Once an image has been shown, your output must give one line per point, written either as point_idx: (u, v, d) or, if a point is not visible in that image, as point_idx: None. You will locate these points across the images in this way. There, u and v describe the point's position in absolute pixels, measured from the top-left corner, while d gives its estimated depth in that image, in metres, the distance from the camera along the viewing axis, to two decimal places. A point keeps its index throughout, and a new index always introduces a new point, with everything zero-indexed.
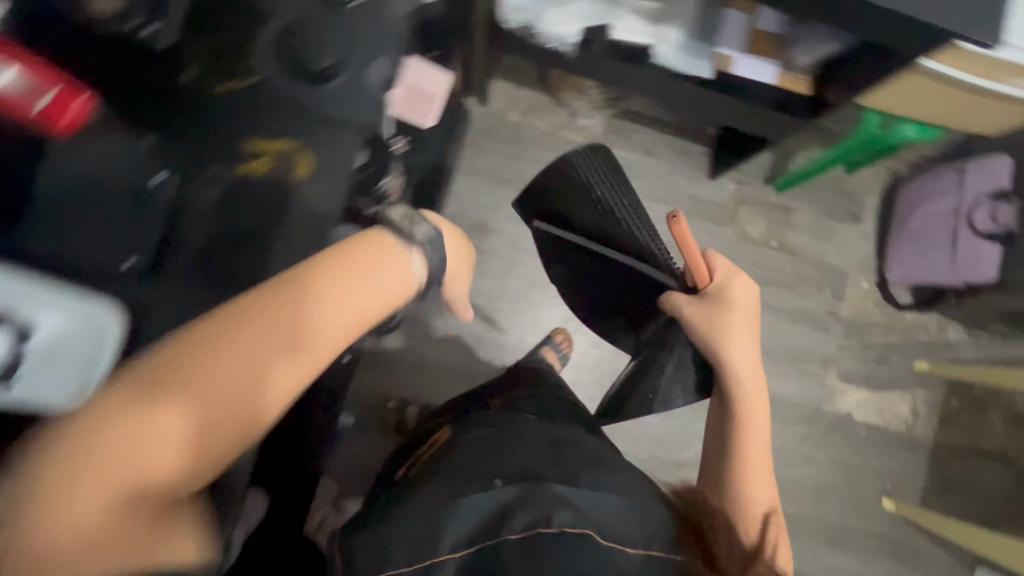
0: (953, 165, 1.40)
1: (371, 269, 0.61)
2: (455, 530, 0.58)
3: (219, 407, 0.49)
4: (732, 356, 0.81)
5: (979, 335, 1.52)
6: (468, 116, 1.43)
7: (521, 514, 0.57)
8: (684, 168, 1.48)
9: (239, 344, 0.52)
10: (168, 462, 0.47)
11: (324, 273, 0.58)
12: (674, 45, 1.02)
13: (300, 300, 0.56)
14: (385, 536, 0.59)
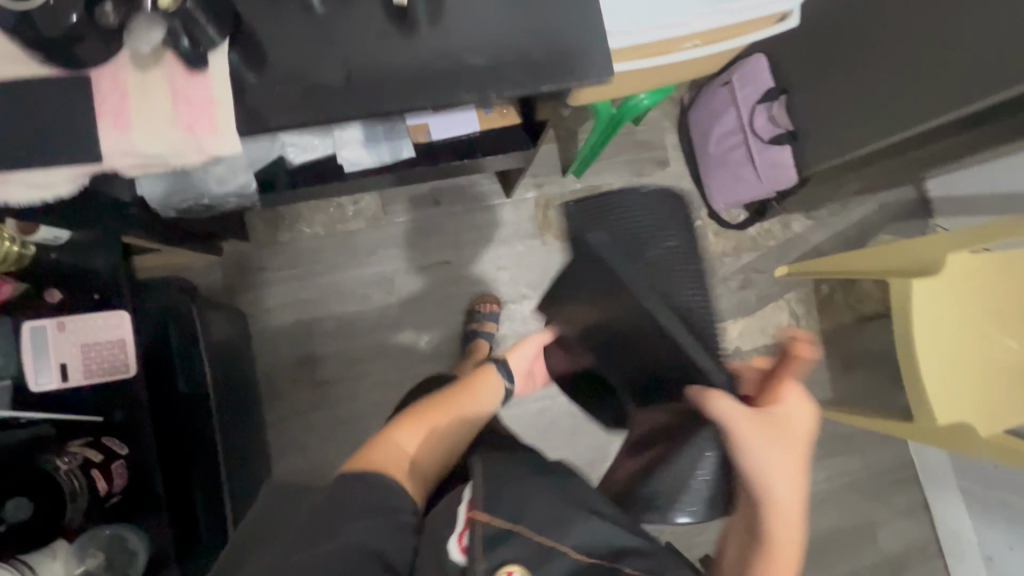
0: (720, 80, 1.34)
1: (483, 401, 0.83)
2: (580, 538, 0.56)
3: (431, 455, 0.71)
4: (771, 482, 0.62)
5: (820, 215, 1.52)
6: (238, 258, 1.31)
7: (637, 559, 0.56)
8: (479, 199, 1.40)
9: (443, 416, 0.76)
10: (408, 471, 0.66)
11: (467, 393, 0.82)
12: (357, 144, 0.91)
13: (473, 404, 0.81)
14: (519, 500, 0.57)
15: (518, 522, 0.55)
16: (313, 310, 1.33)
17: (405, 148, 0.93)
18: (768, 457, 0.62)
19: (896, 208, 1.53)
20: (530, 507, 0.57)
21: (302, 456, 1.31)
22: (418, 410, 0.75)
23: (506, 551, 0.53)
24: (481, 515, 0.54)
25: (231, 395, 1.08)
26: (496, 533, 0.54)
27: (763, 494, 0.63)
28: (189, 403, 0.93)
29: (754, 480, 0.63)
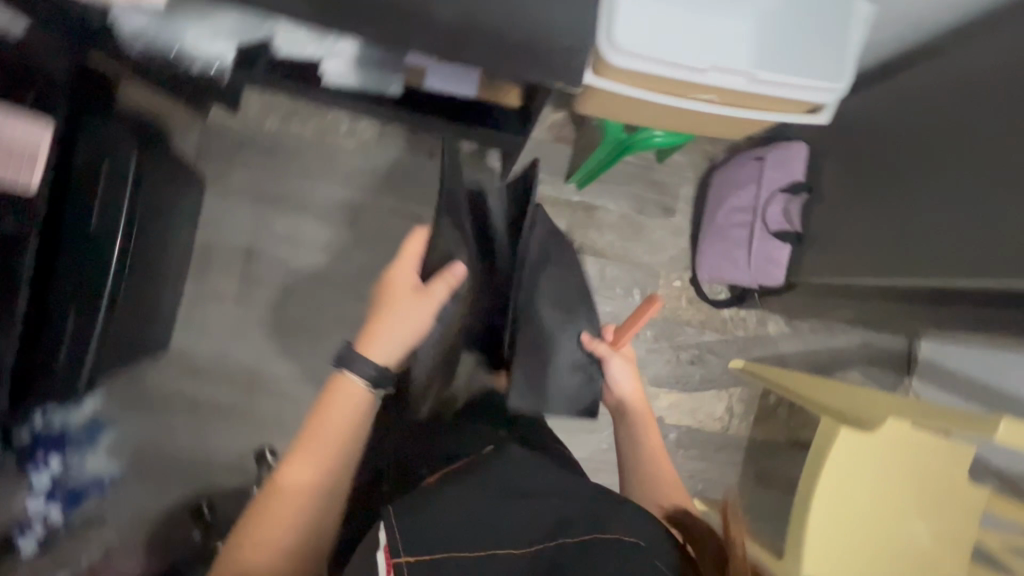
0: (755, 153, 1.28)
1: (332, 421, 0.74)
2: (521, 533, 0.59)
3: (292, 541, 0.69)
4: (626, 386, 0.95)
5: (799, 326, 1.45)
6: (221, 128, 1.29)
7: (581, 524, 0.61)
8: (475, 170, 1.36)
9: (289, 502, 0.69)
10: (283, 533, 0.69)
11: (307, 442, 0.72)
12: (348, 59, 0.87)
13: (322, 442, 0.73)
14: (439, 521, 0.57)
15: (447, 547, 0.56)
16: (271, 207, 1.31)
17: (394, 85, 0.90)
18: (624, 378, 0.95)
19: (878, 352, 1.45)
20: (442, 529, 0.57)
21: (205, 338, 1.30)
22: (255, 525, 0.69)
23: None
24: (405, 557, 0.54)
25: (146, 248, 1.07)
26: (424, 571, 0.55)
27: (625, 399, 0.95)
28: (92, 239, 0.92)
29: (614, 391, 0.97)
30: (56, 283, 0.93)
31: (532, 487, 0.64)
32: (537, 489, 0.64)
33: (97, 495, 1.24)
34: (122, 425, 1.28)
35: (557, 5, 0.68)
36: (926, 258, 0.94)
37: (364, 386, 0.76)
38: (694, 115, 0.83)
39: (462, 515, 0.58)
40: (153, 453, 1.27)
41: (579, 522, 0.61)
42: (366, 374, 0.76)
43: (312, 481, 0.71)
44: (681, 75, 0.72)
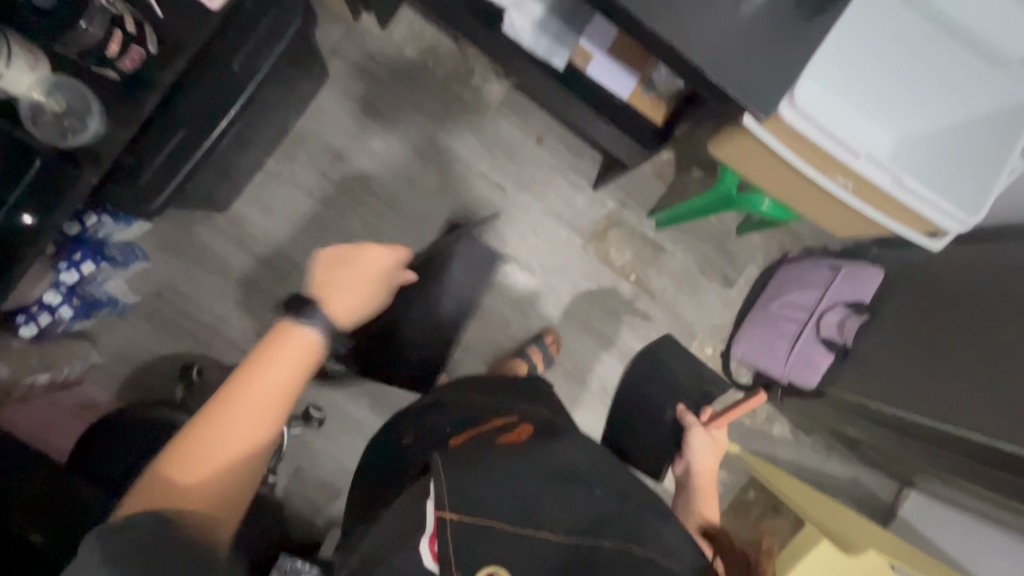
0: (831, 261, 1.31)
1: (264, 366, 0.63)
2: (559, 519, 0.66)
3: (217, 481, 0.58)
4: (698, 457, 1.19)
5: (802, 438, 1.47)
6: (364, 35, 1.33)
7: (613, 530, 0.66)
8: (571, 171, 1.39)
9: (215, 440, 0.59)
10: (211, 474, 0.58)
11: (246, 381, 0.62)
12: (529, 17, 0.90)
13: (250, 391, 0.61)
14: (482, 490, 0.65)
15: (485, 516, 0.64)
16: (375, 124, 1.34)
17: (558, 58, 0.93)
18: (704, 454, 1.21)
19: (863, 492, 1.46)
20: (490, 497, 0.65)
21: (264, 214, 1.31)
22: (173, 454, 0.58)
23: (482, 548, 0.63)
24: (449, 514, 0.63)
25: (261, 108, 1.10)
26: (466, 530, 0.63)
27: (695, 468, 1.17)
28: (229, 77, 0.96)
29: (687, 456, 1.21)
30: (178, 103, 0.95)
31: (574, 479, 0.71)
32: (576, 481, 0.71)
33: (106, 311, 1.22)
34: (155, 260, 1.28)
35: (771, 39, 0.69)
36: (968, 413, 0.97)
37: (315, 334, 0.66)
38: (817, 195, 0.88)
39: (512, 489, 0.67)
40: (171, 298, 1.29)
41: (608, 522, 0.67)
42: (317, 327, 0.67)
43: (241, 431, 0.60)
44: (840, 152, 0.75)
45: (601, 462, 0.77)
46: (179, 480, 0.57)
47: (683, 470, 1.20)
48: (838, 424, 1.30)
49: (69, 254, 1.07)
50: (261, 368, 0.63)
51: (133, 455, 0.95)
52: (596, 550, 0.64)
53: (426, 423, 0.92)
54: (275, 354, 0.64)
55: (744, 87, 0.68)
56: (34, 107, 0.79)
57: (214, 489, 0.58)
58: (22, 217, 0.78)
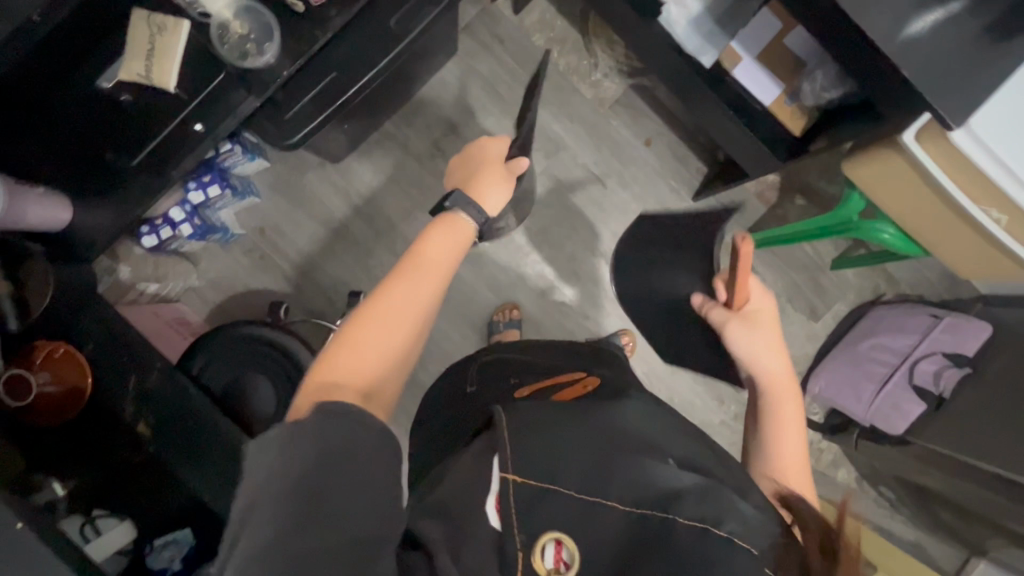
0: (933, 310, 1.27)
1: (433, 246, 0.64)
2: (634, 484, 0.52)
3: (394, 356, 0.57)
4: (764, 360, 0.72)
5: (867, 490, 1.42)
6: (497, 17, 1.37)
7: (694, 502, 0.50)
8: (674, 177, 1.39)
9: (387, 316, 0.57)
10: (382, 359, 0.56)
11: (420, 261, 0.62)
12: (687, 14, 0.92)
13: (421, 270, 0.61)
14: (553, 449, 0.54)
15: (552, 478, 0.52)
16: (493, 103, 1.37)
17: (707, 57, 0.94)
18: (760, 354, 0.73)
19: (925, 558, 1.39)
20: (558, 459, 0.53)
21: (372, 172, 1.36)
22: (343, 346, 0.55)
23: (547, 513, 0.51)
24: (512, 476, 0.51)
25: (400, 67, 1.15)
26: (528, 495, 0.51)
27: (759, 374, 0.72)
28: (388, 31, 1.01)
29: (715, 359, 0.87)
30: (335, 48, 1.00)
31: (648, 444, 0.56)
32: (649, 447, 0.56)
33: (217, 239, 1.29)
34: (265, 199, 1.34)
35: (967, 52, 0.68)
36: None
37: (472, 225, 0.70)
38: (952, 216, 0.84)
39: (586, 459, 0.54)
40: (271, 237, 1.33)
41: (695, 497, 0.50)
42: (476, 220, 0.71)
43: (414, 300, 0.59)
44: (1009, 184, 0.74)
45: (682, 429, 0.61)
46: (356, 365, 0.54)
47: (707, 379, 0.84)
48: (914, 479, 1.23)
49: (200, 175, 1.16)
50: (424, 253, 0.63)
51: (233, 365, 1.00)
52: (665, 530, 0.49)
53: (494, 370, 0.91)
54: (434, 238, 0.66)
55: (932, 90, 0.67)
56: (223, 27, 0.83)
57: (382, 375, 0.56)
58: (193, 124, 0.85)
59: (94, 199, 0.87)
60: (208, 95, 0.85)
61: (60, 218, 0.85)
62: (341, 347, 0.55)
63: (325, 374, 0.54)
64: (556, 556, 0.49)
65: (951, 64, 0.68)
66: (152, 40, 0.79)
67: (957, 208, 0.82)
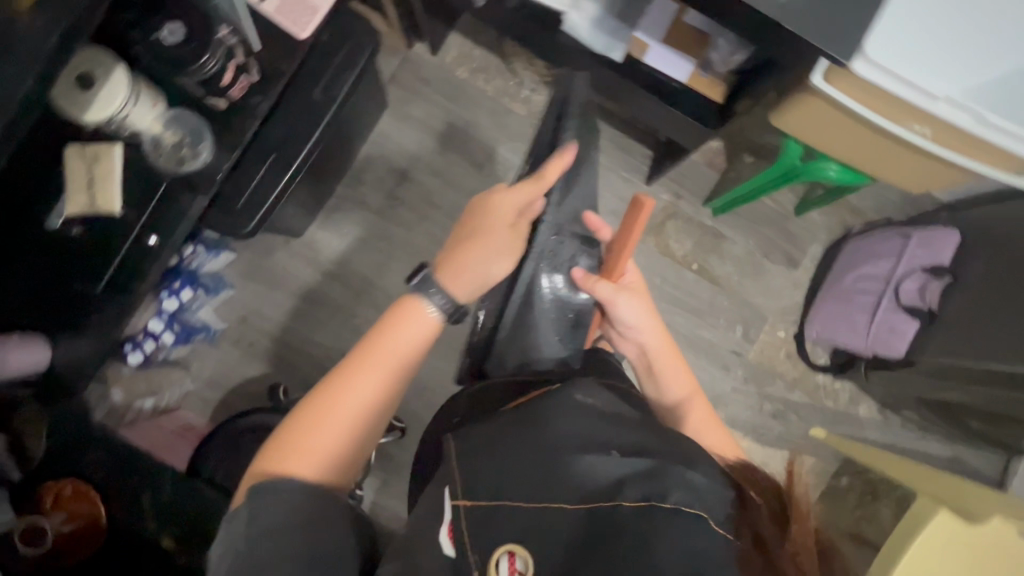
0: (901, 230, 1.30)
1: (395, 334, 0.70)
2: (579, 480, 0.54)
3: (353, 443, 0.65)
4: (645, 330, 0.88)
5: (891, 418, 1.42)
6: (418, 62, 1.42)
7: (638, 486, 0.52)
8: (623, 167, 1.43)
9: (342, 416, 0.64)
10: (339, 447, 0.63)
11: (376, 350, 0.68)
12: (587, 18, 0.96)
13: (378, 360, 0.68)
14: (498, 462, 0.56)
15: (501, 495, 0.54)
16: (435, 143, 1.41)
17: (617, 52, 0.98)
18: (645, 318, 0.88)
19: (966, 469, 1.39)
20: (502, 473, 0.55)
21: (336, 236, 1.38)
22: (302, 437, 0.62)
23: (501, 526, 0.52)
24: (462, 501, 0.54)
25: (334, 133, 1.18)
26: (478, 514, 0.53)
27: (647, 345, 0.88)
28: (313, 103, 1.04)
29: (631, 336, 0.89)
30: (268, 132, 1.04)
31: (593, 440, 0.58)
32: (595, 442, 0.57)
33: (202, 339, 1.30)
34: (239, 288, 1.35)
35: None
36: None
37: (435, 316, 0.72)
38: (877, 138, 0.88)
39: (533, 466, 0.55)
40: (254, 324, 1.35)
41: (636, 480, 0.53)
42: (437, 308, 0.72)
43: (370, 393, 0.66)
44: (917, 98, 0.77)
45: (627, 418, 0.63)
46: (315, 452, 0.62)
47: (637, 353, 0.90)
48: (934, 394, 1.24)
49: (170, 283, 1.20)
50: (386, 342, 0.69)
51: (240, 461, 1.00)
52: (602, 515, 0.51)
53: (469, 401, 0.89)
54: (394, 324, 0.70)
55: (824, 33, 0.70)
56: (155, 141, 0.87)
57: (340, 459, 0.63)
58: (148, 237, 0.87)
59: (67, 334, 0.88)
60: (156, 210, 0.87)
61: (38, 359, 0.85)
62: (300, 431, 0.63)
63: (284, 461, 0.61)
64: (510, 567, 0.51)
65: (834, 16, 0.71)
66: (91, 172, 0.82)
67: (882, 131, 0.85)
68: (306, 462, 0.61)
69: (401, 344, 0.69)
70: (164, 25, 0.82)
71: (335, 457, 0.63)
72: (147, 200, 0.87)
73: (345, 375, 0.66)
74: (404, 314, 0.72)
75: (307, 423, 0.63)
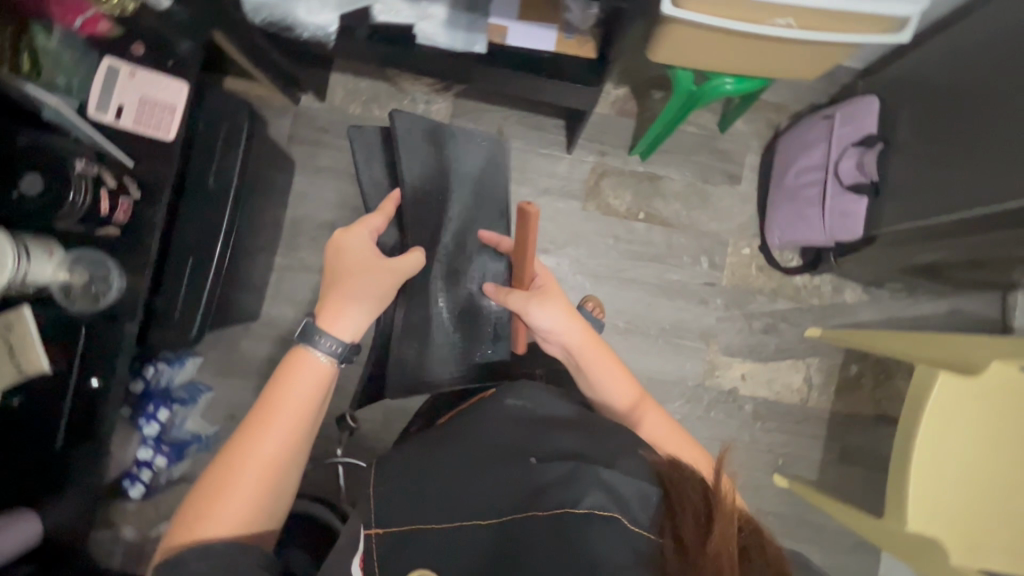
0: (821, 113, 1.28)
1: (288, 385, 0.73)
2: (490, 498, 0.61)
3: (262, 495, 0.68)
4: (564, 331, 0.86)
5: (879, 294, 1.41)
6: (310, 114, 1.40)
7: (554, 494, 0.57)
8: (540, 144, 1.41)
9: (245, 471, 0.68)
10: (247, 501, 0.67)
11: (272, 403, 0.72)
12: (437, 22, 0.96)
13: (274, 415, 0.71)
14: (405, 484, 0.65)
15: (415, 521, 0.62)
16: (353, 185, 1.40)
17: (479, 44, 0.97)
18: (559, 319, 0.86)
19: (968, 319, 1.38)
20: (419, 504, 0.63)
21: (291, 307, 1.38)
22: (208, 499, 0.67)
23: (409, 551, 0.60)
24: (373, 530, 0.63)
25: (247, 214, 1.17)
26: (392, 542, 0.62)
27: (570, 343, 0.86)
28: (211, 195, 1.04)
29: (554, 340, 0.88)
30: (178, 237, 1.04)
31: (514, 453, 0.66)
32: (512, 455, 0.65)
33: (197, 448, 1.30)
34: (217, 387, 1.36)
35: None
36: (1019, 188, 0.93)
37: (325, 362, 0.75)
38: (748, 42, 0.86)
39: (444, 490, 0.63)
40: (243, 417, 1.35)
41: (546, 488, 0.58)
42: (328, 353, 0.75)
43: (269, 446, 0.69)
44: None
45: (551, 425, 0.71)
46: (222, 510, 0.66)
47: (564, 352, 0.88)
48: (908, 261, 1.23)
49: (144, 409, 1.19)
50: (280, 396, 0.72)
51: None
52: (515, 525, 0.58)
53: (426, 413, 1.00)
54: (287, 377, 0.74)
55: None
56: (62, 287, 0.85)
57: (253, 510, 0.68)
58: (90, 380, 0.88)
59: (51, 498, 0.89)
60: (89, 350, 0.88)
61: (36, 527, 0.88)
62: (207, 492, 0.67)
63: (196, 520, 0.66)
64: None
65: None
66: (8, 341, 0.81)
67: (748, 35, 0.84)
68: (214, 519, 0.66)
69: (296, 395, 0.73)
70: (29, 179, 0.80)
71: (247, 510, 0.67)
72: (78, 344, 0.87)
73: (246, 432, 0.70)
74: (297, 366, 0.75)
75: (213, 484, 0.67)
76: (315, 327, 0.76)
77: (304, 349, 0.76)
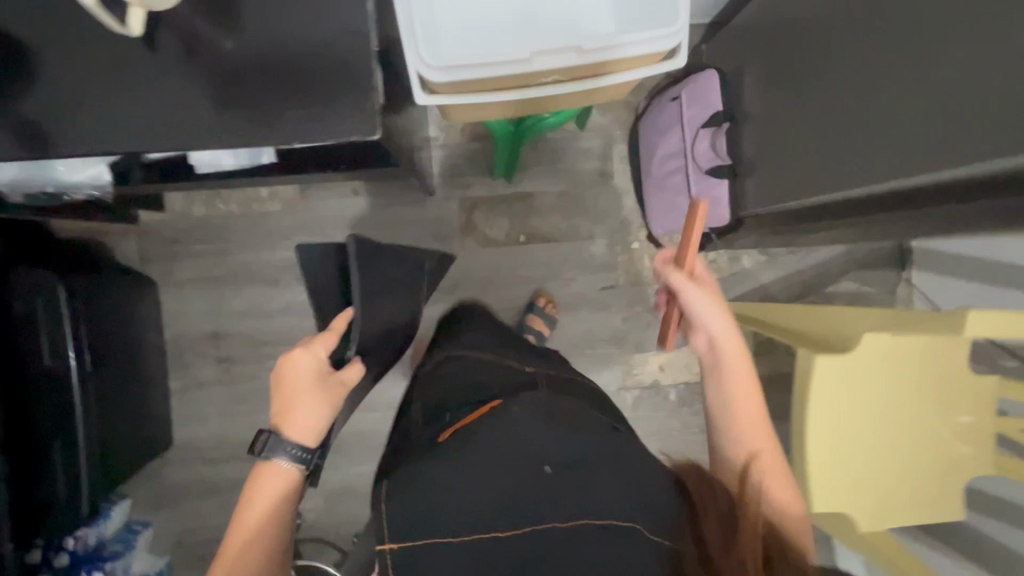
0: (669, 94, 1.22)
1: (257, 498, 0.70)
2: (516, 503, 0.61)
3: None
4: (711, 324, 0.78)
5: (775, 252, 1.39)
6: (155, 228, 1.32)
7: (568, 505, 0.61)
8: (401, 193, 1.34)
9: None
10: None
11: (242, 523, 0.68)
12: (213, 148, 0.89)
13: (247, 535, 0.67)
14: (439, 488, 0.62)
15: (439, 531, 0.59)
16: (223, 288, 1.34)
17: (266, 154, 0.91)
18: (712, 314, 0.78)
19: (863, 256, 1.38)
20: (451, 511, 0.61)
21: (202, 424, 1.36)
22: None
23: (427, 561, 0.59)
24: (387, 546, 0.59)
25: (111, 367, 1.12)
26: (407, 554, 0.59)
27: (719, 340, 0.78)
28: (54, 378, 0.99)
29: (700, 329, 0.80)
30: (34, 428, 0.99)
31: (524, 457, 0.65)
32: (526, 461, 0.65)
33: None
34: (155, 519, 1.36)
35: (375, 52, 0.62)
36: None
37: (289, 466, 0.71)
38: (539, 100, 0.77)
39: (480, 491, 0.62)
40: (189, 540, 1.36)
41: (560, 495, 0.62)
42: (290, 459, 0.71)
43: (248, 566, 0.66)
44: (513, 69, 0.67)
45: (556, 414, 0.71)
46: None
47: (706, 347, 0.80)
48: (782, 242, 1.22)
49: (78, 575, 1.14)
50: (248, 513, 0.68)
51: None
52: (542, 540, 0.59)
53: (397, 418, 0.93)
54: (256, 490, 0.70)
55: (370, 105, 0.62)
56: None
57: None
58: None
59: None
60: None
61: None
62: None
63: None
64: None
65: (269, 88, 0.70)
66: None
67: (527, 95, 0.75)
68: None
69: (267, 509, 0.69)
70: None
71: None
72: None
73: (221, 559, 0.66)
74: (262, 476, 0.71)
75: None
76: (274, 436, 0.72)
77: (268, 458, 0.72)
